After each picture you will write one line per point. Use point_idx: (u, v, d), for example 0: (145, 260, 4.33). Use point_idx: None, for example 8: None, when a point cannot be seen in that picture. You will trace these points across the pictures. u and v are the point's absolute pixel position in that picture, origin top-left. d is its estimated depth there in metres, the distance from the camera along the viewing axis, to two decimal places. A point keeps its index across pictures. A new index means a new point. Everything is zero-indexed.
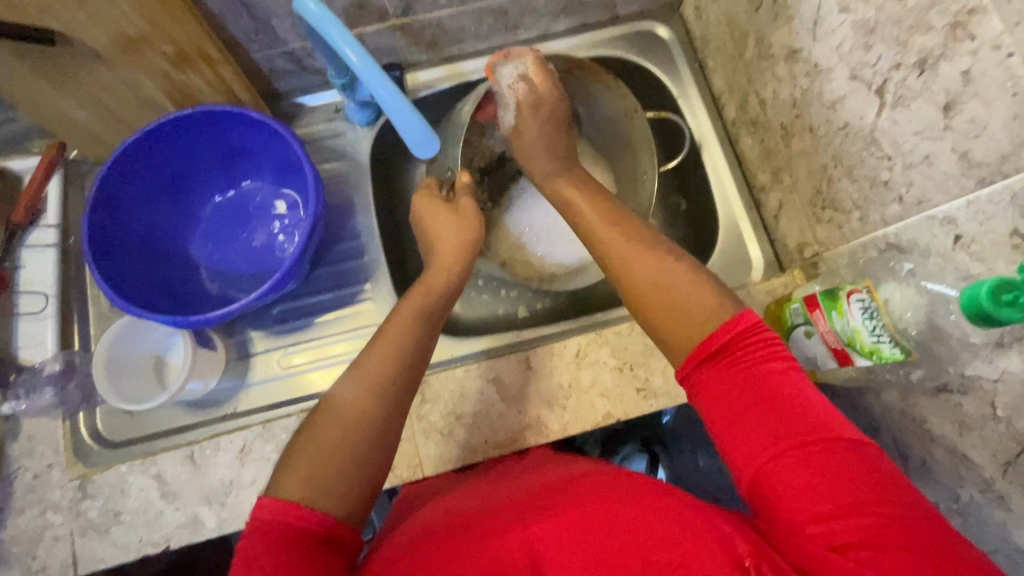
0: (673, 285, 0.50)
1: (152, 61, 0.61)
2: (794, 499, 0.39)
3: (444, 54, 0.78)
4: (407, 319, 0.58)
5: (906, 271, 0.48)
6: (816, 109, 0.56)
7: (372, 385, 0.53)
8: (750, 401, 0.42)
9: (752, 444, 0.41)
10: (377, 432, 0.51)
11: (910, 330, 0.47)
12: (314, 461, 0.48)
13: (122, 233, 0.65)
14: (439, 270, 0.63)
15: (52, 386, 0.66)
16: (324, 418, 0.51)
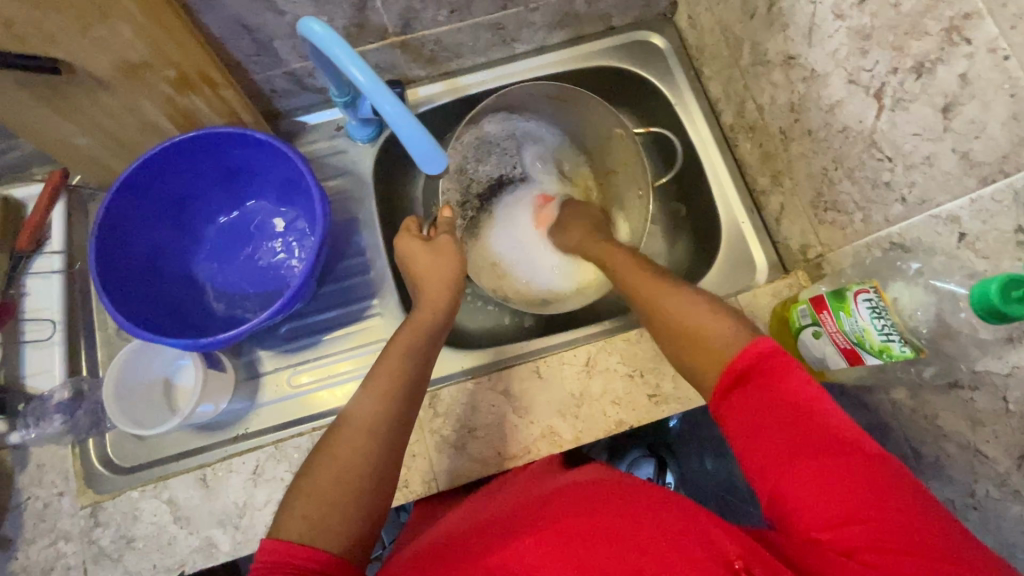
0: (697, 322, 0.51)
1: (156, 86, 0.61)
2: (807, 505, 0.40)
3: (444, 69, 0.79)
4: (401, 350, 0.58)
5: (912, 271, 0.48)
6: (814, 113, 0.57)
7: (371, 420, 0.53)
8: (768, 413, 0.43)
9: (766, 452, 0.42)
10: (377, 469, 0.51)
11: (920, 329, 0.48)
12: (309, 501, 0.48)
13: (128, 257, 0.65)
14: (426, 308, 0.63)
15: (61, 413, 0.66)
16: (322, 460, 0.51)
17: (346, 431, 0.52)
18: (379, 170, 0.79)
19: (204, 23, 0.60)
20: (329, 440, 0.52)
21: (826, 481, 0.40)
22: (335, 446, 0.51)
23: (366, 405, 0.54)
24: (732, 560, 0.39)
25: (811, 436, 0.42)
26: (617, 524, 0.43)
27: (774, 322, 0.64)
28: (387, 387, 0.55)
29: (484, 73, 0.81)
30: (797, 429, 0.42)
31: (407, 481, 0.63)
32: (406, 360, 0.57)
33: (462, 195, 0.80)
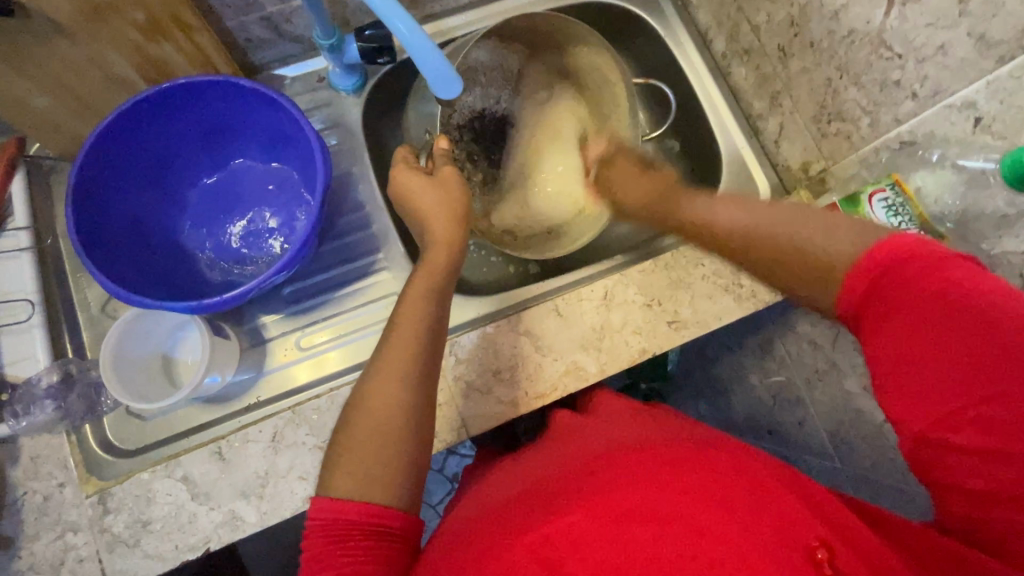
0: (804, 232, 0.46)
1: (122, 31, 0.55)
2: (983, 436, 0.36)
3: (426, 11, 0.75)
4: (420, 295, 0.53)
5: (934, 158, 0.50)
6: (817, 23, 0.57)
7: (401, 366, 0.49)
8: (944, 329, 0.38)
9: (937, 373, 0.38)
10: (419, 413, 0.48)
11: (942, 213, 0.51)
12: (355, 459, 0.45)
13: (107, 223, 0.60)
14: (440, 246, 0.56)
15: (52, 399, 0.61)
16: (357, 414, 0.47)
17: (379, 377, 0.48)
18: (368, 122, 0.75)
19: None
20: (360, 393, 0.48)
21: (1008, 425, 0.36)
22: (368, 400, 0.47)
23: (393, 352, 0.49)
24: (814, 550, 0.38)
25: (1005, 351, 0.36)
26: (679, 508, 0.41)
27: None
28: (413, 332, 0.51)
29: (467, 14, 0.77)
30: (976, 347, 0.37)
31: (436, 430, 0.62)
32: (425, 304, 0.52)
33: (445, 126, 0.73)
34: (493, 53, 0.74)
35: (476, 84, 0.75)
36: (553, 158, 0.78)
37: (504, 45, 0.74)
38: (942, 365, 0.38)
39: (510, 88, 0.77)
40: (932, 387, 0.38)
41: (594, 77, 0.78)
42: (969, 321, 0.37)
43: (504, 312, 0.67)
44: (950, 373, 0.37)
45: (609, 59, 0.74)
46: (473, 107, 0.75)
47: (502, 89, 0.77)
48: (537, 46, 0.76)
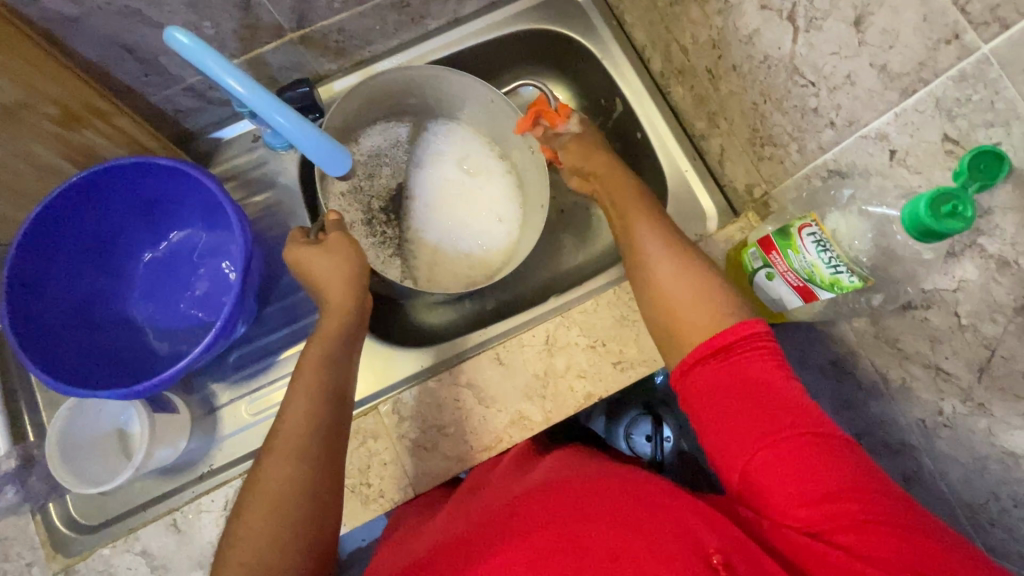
0: (689, 298, 0.52)
1: (37, 125, 0.56)
2: (783, 485, 0.42)
3: (355, 58, 0.75)
4: (315, 361, 0.54)
5: (846, 197, 0.47)
6: (736, 47, 0.54)
7: (294, 446, 0.49)
8: (739, 399, 0.45)
9: (738, 442, 0.44)
10: (318, 492, 0.48)
11: (861, 258, 0.47)
12: (246, 548, 0.45)
13: (47, 313, 0.61)
14: (333, 312, 0.56)
15: (12, 484, 0.62)
16: (250, 501, 0.47)
17: (271, 459, 0.49)
18: (306, 176, 0.75)
19: (73, 49, 0.55)
20: (254, 476, 0.48)
21: (793, 468, 0.42)
22: (262, 486, 0.47)
23: (295, 425, 0.50)
24: (711, 555, 0.38)
25: (785, 417, 0.43)
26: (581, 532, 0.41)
27: (731, 268, 0.62)
28: (310, 407, 0.51)
29: (398, 56, 0.76)
30: (767, 409, 0.44)
31: (383, 490, 0.62)
32: (322, 374, 0.53)
33: (366, 211, 0.74)
34: (379, 131, 0.75)
35: (381, 167, 0.75)
36: (467, 192, 0.76)
37: (388, 122, 0.75)
38: (736, 438, 0.44)
39: (411, 156, 0.76)
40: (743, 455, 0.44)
41: (488, 120, 0.75)
42: (762, 402, 0.44)
43: (445, 366, 0.66)
44: (735, 441, 0.44)
45: (484, 98, 0.71)
46: (386, 187, 0.75)
47: (405, 159, 0.76)
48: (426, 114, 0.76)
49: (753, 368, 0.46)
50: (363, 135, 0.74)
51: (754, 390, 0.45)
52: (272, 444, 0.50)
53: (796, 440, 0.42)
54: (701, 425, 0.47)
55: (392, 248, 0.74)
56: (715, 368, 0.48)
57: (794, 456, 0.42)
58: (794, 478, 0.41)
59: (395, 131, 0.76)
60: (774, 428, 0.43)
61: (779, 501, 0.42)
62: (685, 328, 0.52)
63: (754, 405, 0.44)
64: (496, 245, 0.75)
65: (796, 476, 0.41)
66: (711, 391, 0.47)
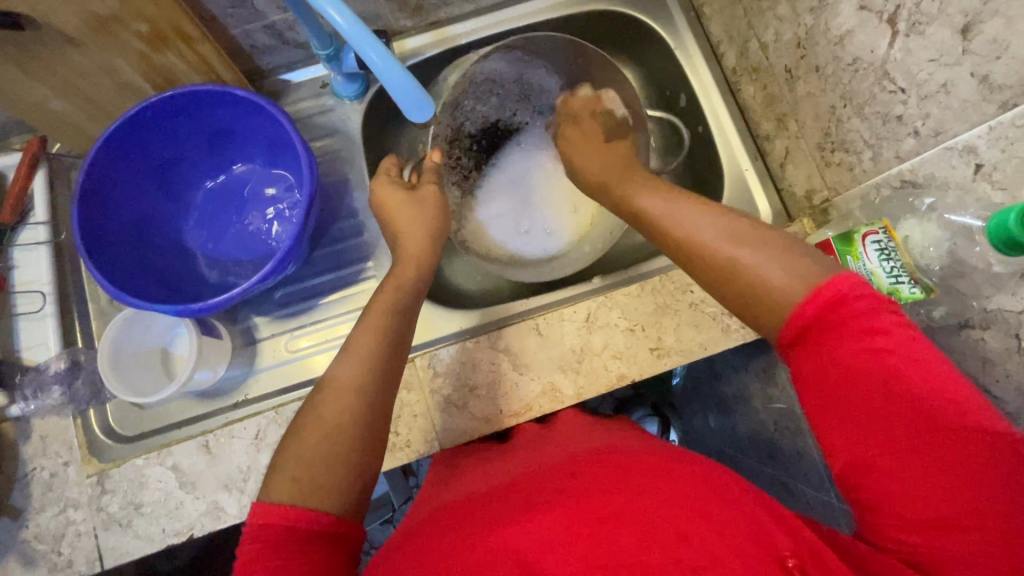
0: (777, 292, 0.44)
1: (126, 40, 0.58)
2: (907, 496, 0.38)
3: (431, 18, 0.75)
4: (384, 306, 0.56)
5: (925, 207, 0.47)
6: (823, 47, 0.53)
7: (353, 382, 0.50)
8: (869, 403, 0.40)
9: (861, 440, 0.40)
10: (370, 427, 0.49)
11: (932, 266, 0.47)
12: (299, 466, 0.46)
13: (112, 225, 0.63)
14: (410, 261, 0.59)
15: (59, 384, 0.65)
16: (306, 423, 0.48)
17: (329, 388, 0.50)
18: (368, 128, 0.76)
19: None
20: (313, 403, 0.50)
21: (919, 476, 0.38)
22: (318, 412, 0.49)
23: (359, 354, 0.52)
24: (785, 558, 0.38)
25: (926, 425, 0.38)
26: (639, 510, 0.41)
27: None
28: (371, 346, 0.52)
29: (473, 21, 0.76)
30: (908, 416, 0.38)
31: (410, 441, 0.63)
32: (387, 320, 0.54)
33: (451, 129, 0.75)
34: (512, 62, 0.74)
35: (489, 95, 0.76)
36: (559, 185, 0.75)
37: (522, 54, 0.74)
38: (859, 435, 0.40)
39: (522, 101, 0.77)
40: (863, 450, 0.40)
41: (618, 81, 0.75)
42: (905, 411, 0.39)
43: (484, 329, 0.67)
44: (858, 437, 0.40)
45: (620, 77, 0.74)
46: (482, 116, 0.76)
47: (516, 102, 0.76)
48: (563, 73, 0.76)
49: (868, 304, 0.41)
50: (485, 59, 0.73)
51: (838, 358, 0.41)
52: (330, 377, 0.51)
53: (936, 450, 0.37)
54: (820, 416, 0.42)
55: (458, 176, 0.75)
56: (826, 365, 0.41)
57: (891, 427, 0.39)
58: (924, 484, 0.37)
59: (523, 66, 0.75)
60: (912, 433, 0.38)
61: (896, 511, 0.38)
62: (777, 306, 0.44)
63: (883, 402, 0.39)
64: (553, 244, 0.76)
65: (922, 485, 0.37)
66: (832, 383, 0.41)
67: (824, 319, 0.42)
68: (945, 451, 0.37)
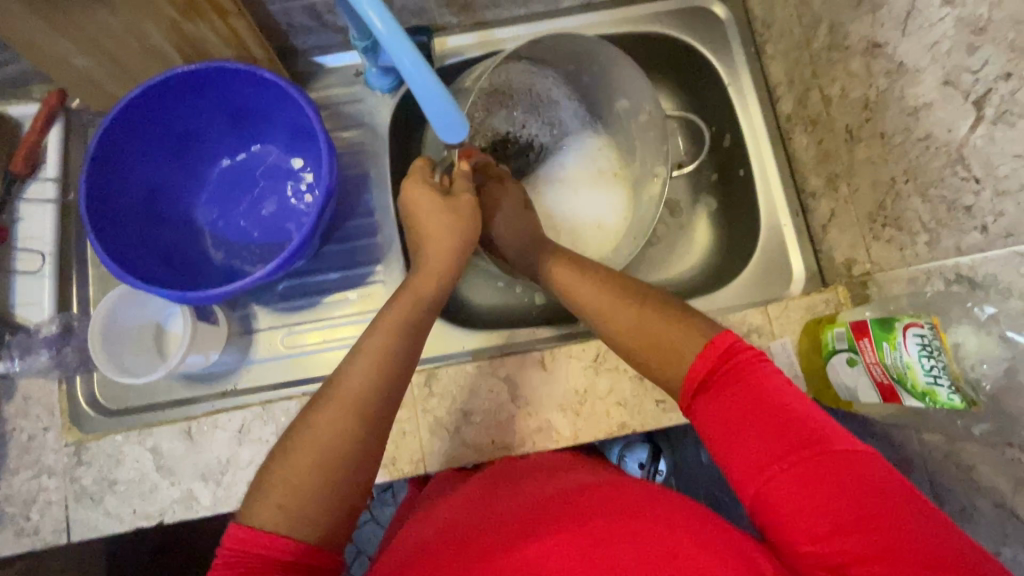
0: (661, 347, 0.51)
1: (159, 6, 0.54)
2: (801, 513, 0.39)
3: (477, 18, 0.71)
4: (396, 322, 0.53)
5: (986, 316, 0.43)
6: (893, 115, 0.49)
7: (351, 400, 0.48)
8: (745, 425, 0.43)
9: (752, 461, 0.42)
10: (362, 450, 0.47)
11: (982, 382, 0.43)
12: (286, 491, 0.44)
13: (121, 196, 0.61)
14: (429, 277, 0.57)
15: (48, 348, 0.64)
16: (298, 442, 0.46)
17: (323, 403, 0.47)
18: (397, 124, 0.73)
19: None
20: (306, 416, 0.47)
21: (805, 490, 0.39)
22: (310, 428, 0.46)
23: (360, 369, 0.49)
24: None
25: (792, 440, 0.41)
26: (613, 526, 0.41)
27: (803, 339, 0.60)
28: (374, 362, 0.50)
29: (521, 27, 0.73)
30: (774, 428, 0.42)
31: (395, 458, 0.61)
32: (395, 334, 0.52)
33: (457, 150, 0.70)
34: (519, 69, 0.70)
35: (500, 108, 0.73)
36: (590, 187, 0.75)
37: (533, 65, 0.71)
38: (747, 458, 0.42)
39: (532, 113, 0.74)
40: (752, 468, 0.42)
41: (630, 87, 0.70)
42: (774, 429, 0.42)
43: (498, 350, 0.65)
44: (752, 458, 0.42)
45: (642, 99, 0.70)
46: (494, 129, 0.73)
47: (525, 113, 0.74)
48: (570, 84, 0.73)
49: (730, 361, 0.47)
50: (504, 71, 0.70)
51: (728, 386, 0.45)
52: (330, 392, 0.48)
53: (810, 460, 0.40)
54: (717, 444, 0.44)
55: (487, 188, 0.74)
56: (714, 401, 0.45)
57: (766, 442, 0.42)
58: (812, 495, 0.39)
59: (533, 77, 0.72)
60: (786, 451, 0.41)
61: (796, 530, 0.39)
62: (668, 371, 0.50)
63: (771, 425, 0.42)
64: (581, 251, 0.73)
65: (810, 496, 0.39)
66: (720, 415, 0.45)
67: (719, 372, 0.46)
68: (811, 459, 0.40)
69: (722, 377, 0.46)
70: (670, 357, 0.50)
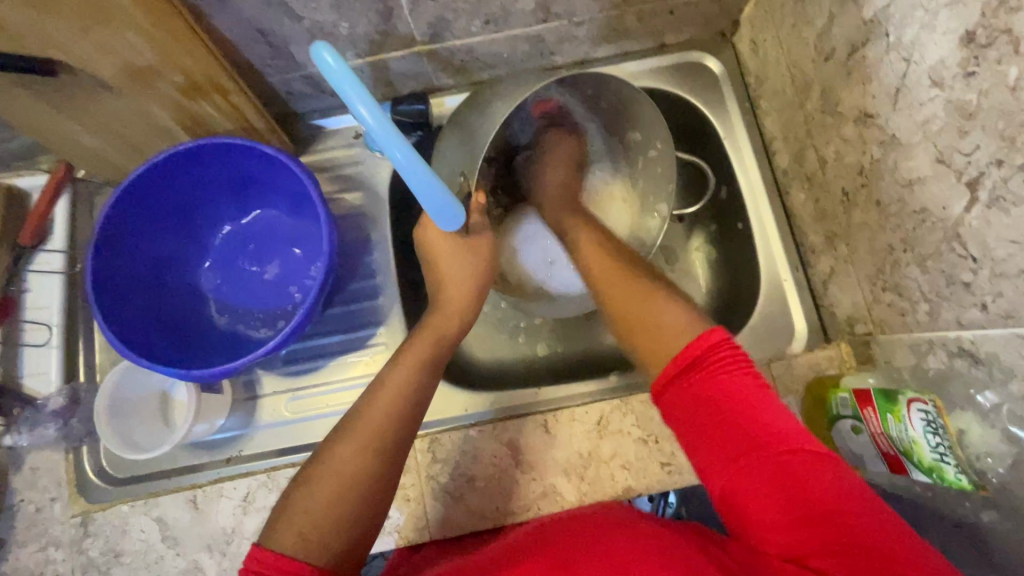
0: (662, 321, 0.50)
1: (161, 90, 0.56)
2: (762, 505, 0.38)
3: (474, 79, 0.72)
4: (418, 357, 0.54)
5: (985, 404, 0.42)
6: (888, 184, 0.49)
7: (372, 433, 0.48)
8: (715, 419, 0.42)
9: (718, 454, 0.41)
10: (379, 482, 0.47)
11: (987, 474, 0.42)
12: (306, 516, 0.44)
13: (125, 270, 0.62)
14: (450, 311, 0.58)
15: (55, 421, 0.64)
16: (319, 472, 0.46)
17: (348, 435, 0.48)
18: (397, 184, 0.74)
19: (213, 25, 0.55)
20: (328, 446, 0.48)
21: (770, 485, 0.38)
22: (336, 457, 0.47)
23: (384, 402, 0.50)
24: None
25: (759, 433, 0.40)
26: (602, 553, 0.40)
27: (806, 399, 0.59)
28: (395, 396, 0.51)
29: None
30: (743, 424, 0.41)
31: (399, 526, 0.60)
32: (417, 370, 0.53)
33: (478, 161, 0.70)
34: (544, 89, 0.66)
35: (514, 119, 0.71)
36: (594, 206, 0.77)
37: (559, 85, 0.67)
38: (713, 449, 0.41)
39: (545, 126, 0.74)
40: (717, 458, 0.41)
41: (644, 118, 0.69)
42: (744, 426, 0.41)
43: (502, 413, 0.65)
44: (718, 450, 0.41)
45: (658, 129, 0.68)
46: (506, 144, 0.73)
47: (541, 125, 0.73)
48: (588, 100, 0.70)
49: (712, 351, 0.45)
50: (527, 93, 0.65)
51: (703, 375, 0.44)
52: (353, 425, 0.49)
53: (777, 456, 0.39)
54: (685, 432, 0.43)
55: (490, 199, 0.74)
56: (689, 387, 0.44)
57: (734, 433, 0.41)
58: (774, 489, 0.38)
59: (552, 93, 0.68)
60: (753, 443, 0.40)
61: (759, 521, 0.38)
62: (663, 331, 0.49)
63: (727, 431, 0.41)
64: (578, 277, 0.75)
65: (775, 488, 0.38)
66: (692, 405, 0.44)
67: (705, 363, 0.45)
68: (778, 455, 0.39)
69: (707, 366, 0.45)
70: (662, 333, 0.49)
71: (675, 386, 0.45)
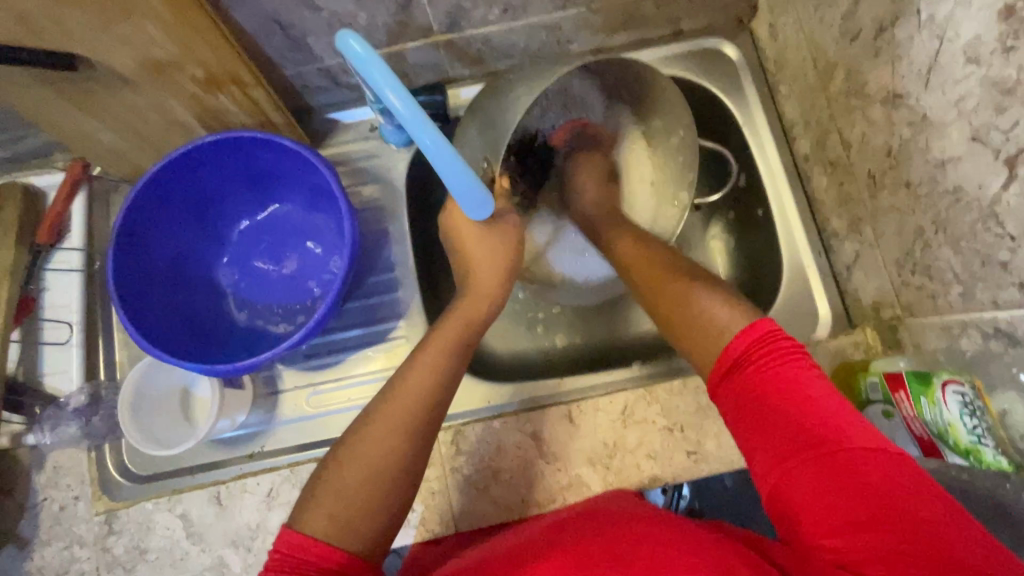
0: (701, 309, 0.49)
1: (181, 84, 0.55)
2: (819, 508, 0.37)
3: (489, 69, 0.72)
4: (441, 343, 0.53)
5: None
6: (918, 165, 0.49)
7: (399, 418, 0.47)
8: (768, 418, 0.41)
9: (771, 454, 0.40)
10: (405, 467, 0.46)
11: None
12: (336, 499, 0.44)
13: (146, 266, 0.61)
14: (472, 294, 0.58)
15: (77, 419, 0.64)
16: (346, 455, 0.46)
17: (374, 419, 0.47)
18: (413, 177, 0.73)
19: (232, 17, 0.55)
20: (354, 429, 0.47)
21: (826, 488, 0.37)
22: (361, 440, 0.46)
23: (408, 390, 0.49)
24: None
25: (813, 433, 0.39)
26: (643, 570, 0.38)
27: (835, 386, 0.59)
28: (419, 380, 0.50)
29: None
30: (798, 424, 0.40)
31: (425, 519, 0.60)
32: (439, 353, 0.52)
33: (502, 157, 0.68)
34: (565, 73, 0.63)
35: (535, 103, 0.67)
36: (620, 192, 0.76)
37: (582, 70, 0.64)
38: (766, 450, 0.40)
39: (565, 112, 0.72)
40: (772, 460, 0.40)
41: (665, 103, 0.68)
42: (800, 426, 0.40)
43: (525, 405, 0.64)
44: (771, 450, 0.40)
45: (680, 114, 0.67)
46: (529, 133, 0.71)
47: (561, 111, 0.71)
48: (608, 88, 0.69)
49: (764, 344, 0.44)
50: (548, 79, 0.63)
51: (750, 370, 0.44)
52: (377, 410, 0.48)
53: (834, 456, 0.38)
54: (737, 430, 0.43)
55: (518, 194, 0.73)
56: (740, 382, 0.44)
57: (790, 433, 0.40)
58: (833, 492, 0.37)
59: (573, 79, 0.66)
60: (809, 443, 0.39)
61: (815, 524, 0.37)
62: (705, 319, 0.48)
63: (783, 423, 0.40)
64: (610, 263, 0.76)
65: (833, 492, 0.37)
66: (744, 404, 0.43)
67: (754, 354, 0.44)
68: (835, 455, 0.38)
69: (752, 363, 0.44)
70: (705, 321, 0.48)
71: (727, 383, 0.45)
